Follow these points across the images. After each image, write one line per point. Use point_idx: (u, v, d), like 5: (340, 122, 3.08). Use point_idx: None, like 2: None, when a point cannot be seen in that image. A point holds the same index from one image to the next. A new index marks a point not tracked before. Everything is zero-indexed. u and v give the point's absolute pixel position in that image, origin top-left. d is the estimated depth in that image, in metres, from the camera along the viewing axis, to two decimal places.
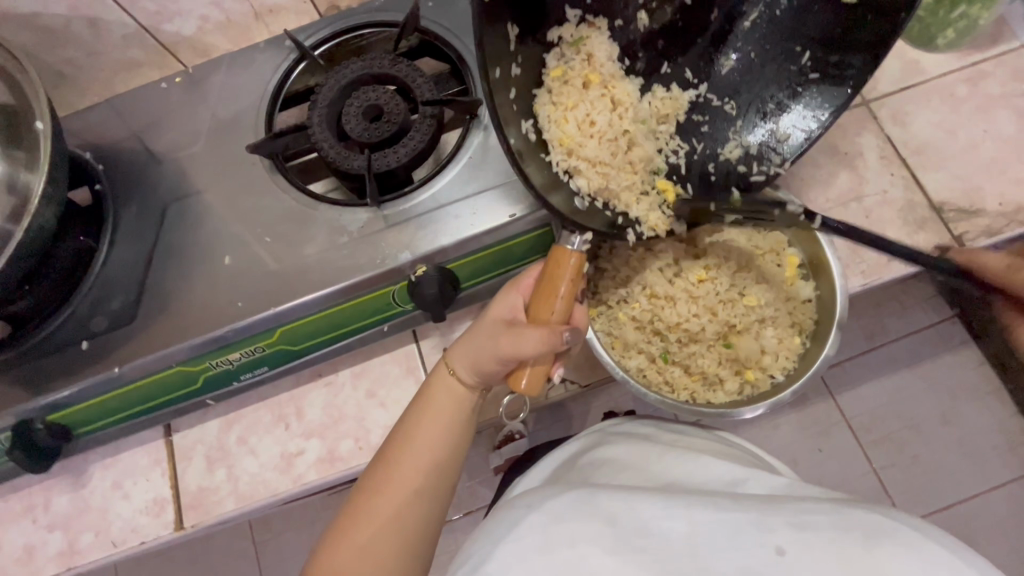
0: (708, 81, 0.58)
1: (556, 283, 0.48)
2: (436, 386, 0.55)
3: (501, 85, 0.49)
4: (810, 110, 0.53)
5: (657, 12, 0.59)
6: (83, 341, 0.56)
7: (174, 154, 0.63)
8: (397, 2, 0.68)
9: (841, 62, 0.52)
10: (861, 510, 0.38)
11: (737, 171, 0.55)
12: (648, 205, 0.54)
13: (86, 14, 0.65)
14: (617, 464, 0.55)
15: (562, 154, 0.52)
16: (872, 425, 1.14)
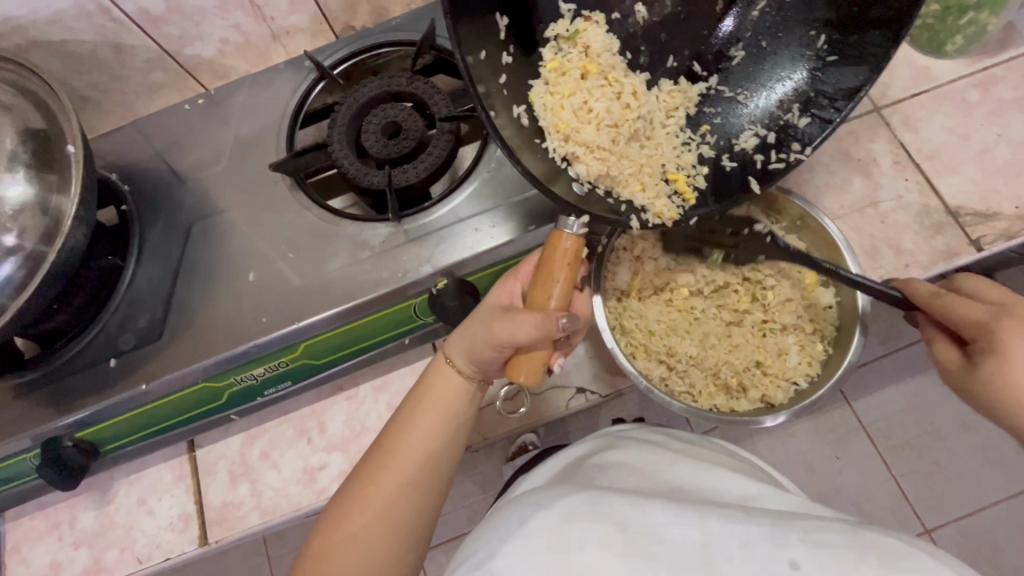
0: (718, 74, 0.58)
1: (553, 267, 0.48)
2: (433, 377, 0.55)
3: (484, 69, 0.49)
4: (829, 90, 0.53)
5: (655, 6, 0.59)
6: (111, 358, 0.57)
7: (198, 174, 0.65)
8: (411, 21, 0.69)
9: (861, 41, 0.52)
10: (877, 533, 0.39)
11: (754, 159, 0.55)
12: (654, 193, 0.54)
13: (111, 40, 0.67)
14: (624, 467, 0.55)
15: (558, 140, 0.52)
16: (891, 432, 1.12)
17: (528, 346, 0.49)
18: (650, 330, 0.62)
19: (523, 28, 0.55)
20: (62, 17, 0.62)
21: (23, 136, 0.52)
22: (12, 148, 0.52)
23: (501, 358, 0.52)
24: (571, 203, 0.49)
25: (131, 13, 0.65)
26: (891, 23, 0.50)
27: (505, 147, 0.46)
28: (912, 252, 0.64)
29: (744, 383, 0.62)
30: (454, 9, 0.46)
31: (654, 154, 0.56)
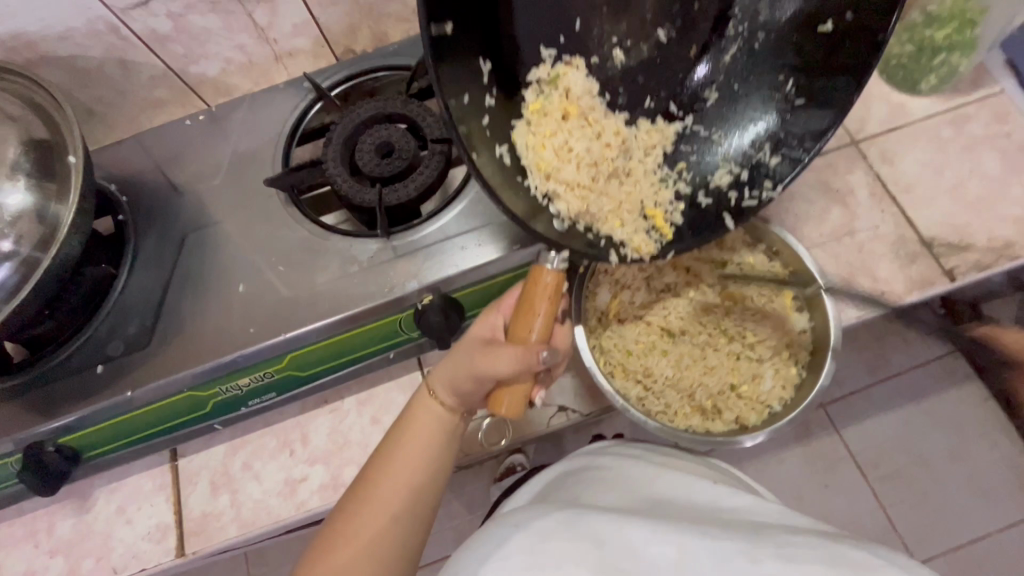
0: (694, 114, 0.61)
1: (534, 300, 0.49)
2: (418, 408, 0.56)
3: (468, 112, 0.51)
4: (800, 131, 0.56)
5: (632, 50, 0.61)
6: (98, 365, 0.58)
7: (195, 186, 0.67)
8: (408, 47, 0.73)
9: (826, 87, 0.55)
10: (853, 547, 0.40)
11: (728, 197, 0.57)
12: (633, 228, 0.55)
13: (119, 57, 0.69)
14: (605, 483, 0.56)
15: (540, 179, 0.54)
16: (879, 461, 1.13)
17: (509, 378, 0.49)
18: (627, 350, 0.63)
19: (505, 69, 0.56)
20: (73, 34, 0.65)
21: (27, 146, 0.54)
22: (15, 157, 0.54)
23: (484, 390, 0.52)
24: (548, 236, 0.50)
25: (140, 32, 0.67)
26: (854, 70, 0.54)
27: (484, 185, 0.47)
28: (888, 281, 0.66)
29: (719, 405, 0.63)
30: (436, 55, 0.47)
31: (632, 190, 0.57)
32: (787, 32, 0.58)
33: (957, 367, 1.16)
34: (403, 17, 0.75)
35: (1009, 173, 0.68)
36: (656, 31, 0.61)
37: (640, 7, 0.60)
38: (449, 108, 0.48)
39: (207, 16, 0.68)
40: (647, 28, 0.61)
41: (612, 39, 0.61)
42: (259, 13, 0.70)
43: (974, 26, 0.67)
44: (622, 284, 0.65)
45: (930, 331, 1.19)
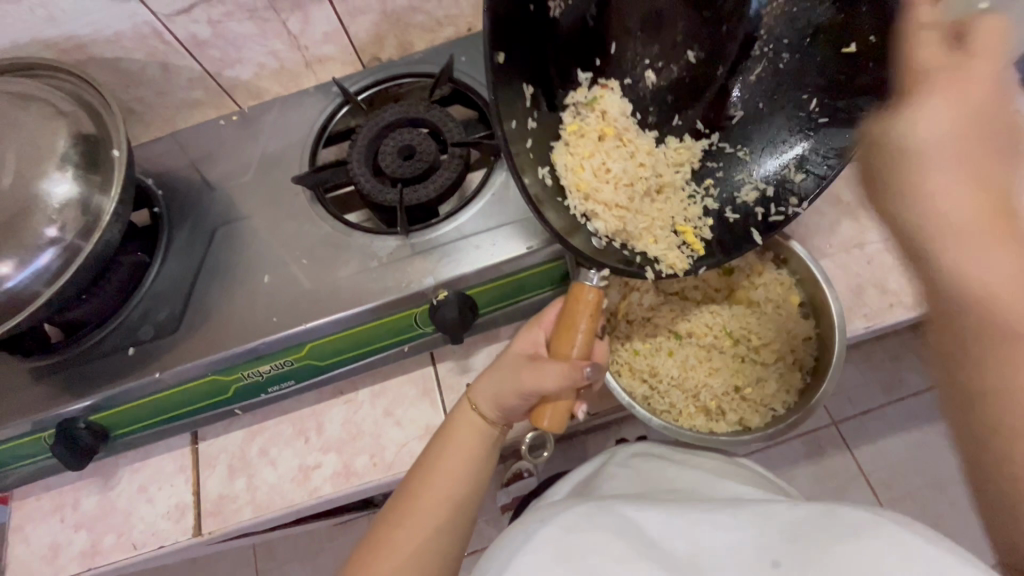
0: (719, 131, 0.63)
1: (575, 317, 0.52)
2: (458, 420, 0.59)
3: (517, 136, 0.53)
4: (823, 149, 0.58)
5: (663, 71, 0.63)
6: (130, 347, 0.61)
7: (226, 183, 0.70)
8: (433, 56, 0.76)
9: (850, 106, 0.56)
10: (849, 509, 0.42)
11: (755, 212, 0.60)
12: (666, 244, 0.58)
13: (160, 59, 0.73)
14: (629, 481, 0.60)
15: (579, 198, 0.56)
16: (892, 481, 1.11)
17: (554, 394, 0.52)
18: (634, 350, 0.65)
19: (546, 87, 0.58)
20: (120, 37, 0.69)
21: (75, 139, 0.58)
22: (64, 149, 0.57)
23: (527, 405, 0.55)
24: (588, 256, 0.52)
25: (181, 37, 0.71)
26: (875, 91, 0.55)
27: (532, 206, 0.49)
28: (897, 293, 0.66)
29: (723, 406, 0.64)
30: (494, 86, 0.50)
31: (663, 205, 0.61)
32: (811, 53, 0.59)
33: None
34: (428, 28, 0.80)
35: None
36: (686, 53, 0.63)
37: (671, 29, 0.62)
38: (503, 131, 0.50)
39: (244, 23, 0.72)
40: (678, 49, 0.63)
41: (643, 63, 0.63)
42: (292, 21, 0.74)
43: None
44: (632, 286, 0.65)
45: None
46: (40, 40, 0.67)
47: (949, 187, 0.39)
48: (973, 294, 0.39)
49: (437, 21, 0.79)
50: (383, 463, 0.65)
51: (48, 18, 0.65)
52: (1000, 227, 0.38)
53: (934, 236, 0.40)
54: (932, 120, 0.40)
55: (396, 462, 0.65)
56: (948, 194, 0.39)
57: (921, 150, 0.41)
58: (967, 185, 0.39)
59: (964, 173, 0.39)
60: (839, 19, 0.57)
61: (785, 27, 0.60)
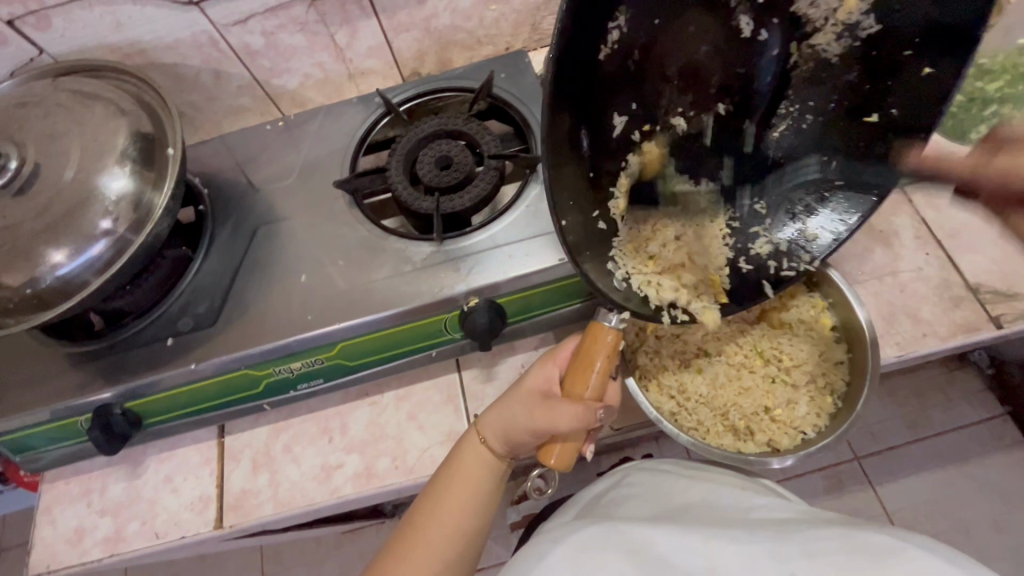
0: (741, 182, 0.64)
1: (595, 359, 0.54)
2: (465, 450, 0.59)
3: (562, 185, 0.52)
4: (838, 214, 0.61)
5: (694, 120, 0.62)
6: (169, 338, 0.63)
7: (269, 185, 0.73)
8: (472, 72, 0.78)
9: (866, 172, 0.59)
10: (871, 532, 0.44)
11: (768, 265, 0.62)
12: (692, 292, 0.60)
13: (214, 66, 0.77)
14: (636, 500, 0.62)
15: (627, 252, 0.58)
16: (917, 523, 1.07)
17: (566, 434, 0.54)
18: (662, 364, 0.65)
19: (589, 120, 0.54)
20: (178, 44, 0.73)
21: (134, 138, 0.60)
22: (123, 146, 0.60)
23: (537, 441, 0.57)
24: (618, 301, 0.54)
25: (235, 46, 0.75)
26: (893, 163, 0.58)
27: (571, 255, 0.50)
28: (931, 323, 0.65)
29: (752, 427, 0.63)
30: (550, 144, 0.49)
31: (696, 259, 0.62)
32: (836, 118, 0.60)
33: (1005, 432, 1.11)
34: (468, 45, 0.83)
35: None
36: (716, 104, 0.62)
37: (708, 78, 0.60)
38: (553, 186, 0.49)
39: (294, 35, 0.76)
40: (710, 99, 0.61)
41: (676, 110, 0.61)
42: (340, 34, 0.77)
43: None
44: None
45: (976, 392, 1.15)
46: (105, 44, 0.71)
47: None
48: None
49: (476, 39, 0.83)
50: (405, 466, 0.66)
51: (115, 24, 0.69)
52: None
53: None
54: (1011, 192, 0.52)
55: (417, 466, 0.66)
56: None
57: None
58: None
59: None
60: (866, 88, 0.58)
61: (813, 90, 0.61)
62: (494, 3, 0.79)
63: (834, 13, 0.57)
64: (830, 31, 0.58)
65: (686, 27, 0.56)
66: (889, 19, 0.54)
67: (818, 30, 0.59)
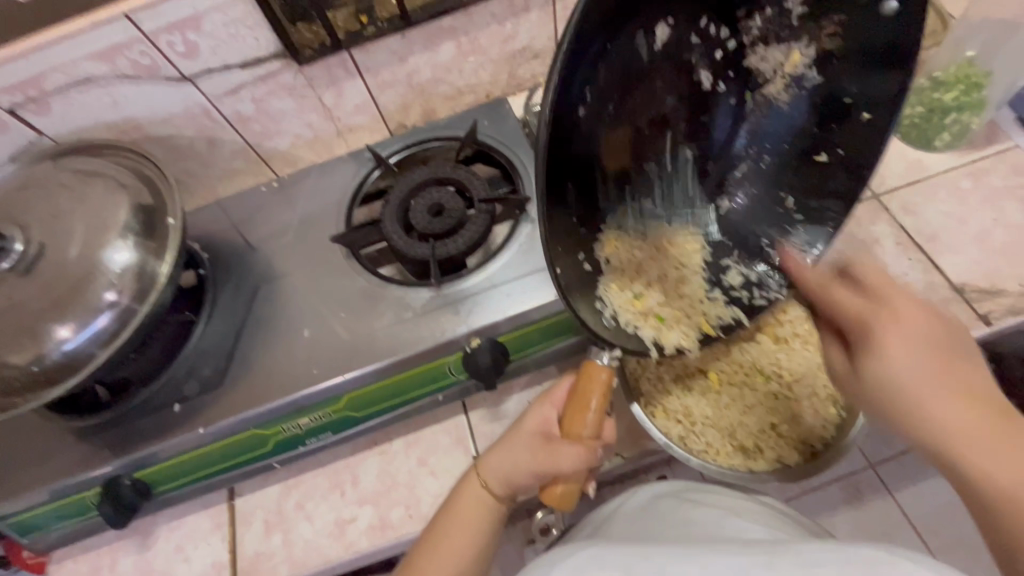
0: (711, 221, 0.66)
1: (591, 398, 0.55)
2: (465, 493, 0.60)
3: (567, 244, 0.54)
4: (801, 246, 0.65)
5: (665, 165, 0.61)
6: (176, 404, 0.63)
7: (267, 244, 0.74)
8: (457, 121, 0.82)
9: (822, 207, 0.64)
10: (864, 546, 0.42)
11: (742, 296, 0.65)
12: (678, 326, 0.63)
13: (208, 134, 0.80)
14: (639, 523, 0.62)
15: (615, 293, 0.59)
16: (940, 529, 1.06)
17: (566, 473, 0.55)
18: (667, 390, 0.66)
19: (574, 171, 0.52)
20: (173, 117, 0.76)
21: (135, 211, 0.62)
22: (125, 220, 0.61)
23: (537, 482, 0.58)
24: (611, 340, 0.56)
25: (227, 115, 0.78)
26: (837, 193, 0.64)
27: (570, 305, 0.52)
28: None
29: (760, 444, 0.64)
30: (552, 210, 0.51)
31: (682, 296, 0.64)
32: (789, 158, 0.64)
33: None
34: (450, 96, 0.87)
35: None
36: (684, 150, 0.61)
37: (675, 128, 0.59)
38: (554, 273, 0.51)
39: (284, 100, 0.79)
40: (679, 145, 0.60)
41: (646, 159, 0.59)
42: (327, 95, 0.81)
43: (980, 88, 0.73)
44: None
45: None
46: (102, 123, 0.74)
47: (925, 377, 0.46)
48: (914, 411, 0.46)
49: (458, 89, 0.87)
50: (420, 514, 0.66)
51: (112, 103, 0.72)
52: (954, 388, 0.45)
53: (902, 395, 0.47)
54: (852, 302, 0.50)
55: (432, 513, 0.65)
56: (919, 373, 0.46)
57: (864, 320, 0.49)
58: (936, 382, 0.45)
59: (944, 387, 0.45)
60: (814, 131, 0.62)
61: (767, 133, 0.63)
62: (472, 56, 0.83)
63: (781, 67, 0.59)
64: (776, 81, 0.60)
65: (653, 83, 0.54)
66: (828, 71, 0.58)
67: (768, 81, 0.60)
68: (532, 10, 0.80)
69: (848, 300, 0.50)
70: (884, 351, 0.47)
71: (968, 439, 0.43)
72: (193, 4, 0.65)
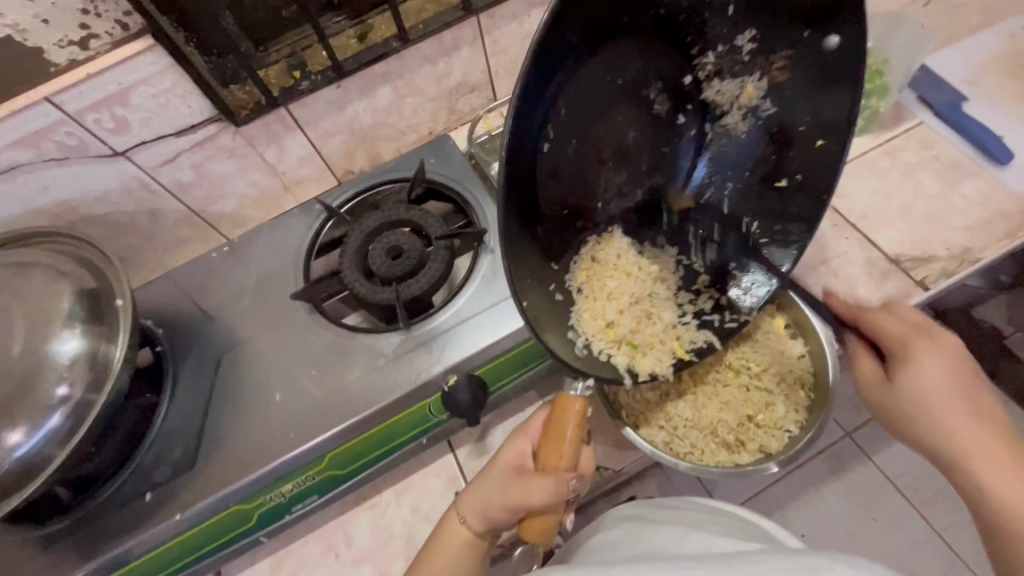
0: (677, 245, 0.69)
1: (565, 429, 0.55)
2: (446, 532, 0.61)
3: (529, 288, 0.55)
4: (768, 270, 0.66)
5: (629, 195, 0.64)
6: (146, 493, 0.60)
7: (224, 310, 0.72)
8: (403, 161, 0.82)
9: (784, 229, 0.66)
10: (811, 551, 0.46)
11: (712, 319, 0.67)
12: (655, 355, 0.64)
13: (148, 207, 0.78)
14: (609, 545, 0.66)
15: (588, 322, 0.61)
16: (919, 484, 1.12)
17: (541, 507, 0.54)
18: (645, 400, 0.67)
19: (530, 208, 0.53)
20: (109, 193, 0.74)
21: (80, 297, 0.59)
22: (69, 308, 0.58)
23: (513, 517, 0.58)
24: (584, 369, 0.57)
25: (167, 184, 0.77)
26: (803, 219, 0.65)
27: (542, 343, 0.53)
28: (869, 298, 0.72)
29: (741, 437, 0.66)
30: (513, 257, 0.52)
31: (655, 321, 0.65)
32: (751, 185, 0.67)
33: None
34: (393, 137, 0.88)
35: (947, 190, 0.77)
36: (649, 179, 0.65)
37: (638, 160, 0.63)
38: (523, 306, 0.53)
39: (225, 162, 0.78)
40: (644, 175, 0.65)
41: (612, 190, 0.63)
42: (269, 152, 0.80)
43: (880, 75, 0.82)
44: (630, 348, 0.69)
45: None
46: (33, 209, 0.71)
47: (935, 383, 0.54)
48: (996, 506, 0.50)
49: (399, 130, 0.88)
50: None
51: (41, 188, 0.69)
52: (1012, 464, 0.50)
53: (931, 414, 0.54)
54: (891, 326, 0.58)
55: None
56: (930, 387, 0.54)
57: (907, 344, 0.56)
58: (958, 411, 0.54)
59: (952, 396, 0.54)
60: (773, 158, 0.65)
61: (729, 162, 0.67)
62: (409, 97, 0.85)
63: (737, 99, 0.63)
64: (735, 111, 0.65)
65: (615, 119, 0.58)
66: (780, 100, 0.62)
67: (726, 112, 0.65)
68: (462, 47, 0.83)
69: (890, 323, 0.58)
70: (919, 365, 0.55)
71: (994, 463, 0.51)
72: (117, 80, 0.63)
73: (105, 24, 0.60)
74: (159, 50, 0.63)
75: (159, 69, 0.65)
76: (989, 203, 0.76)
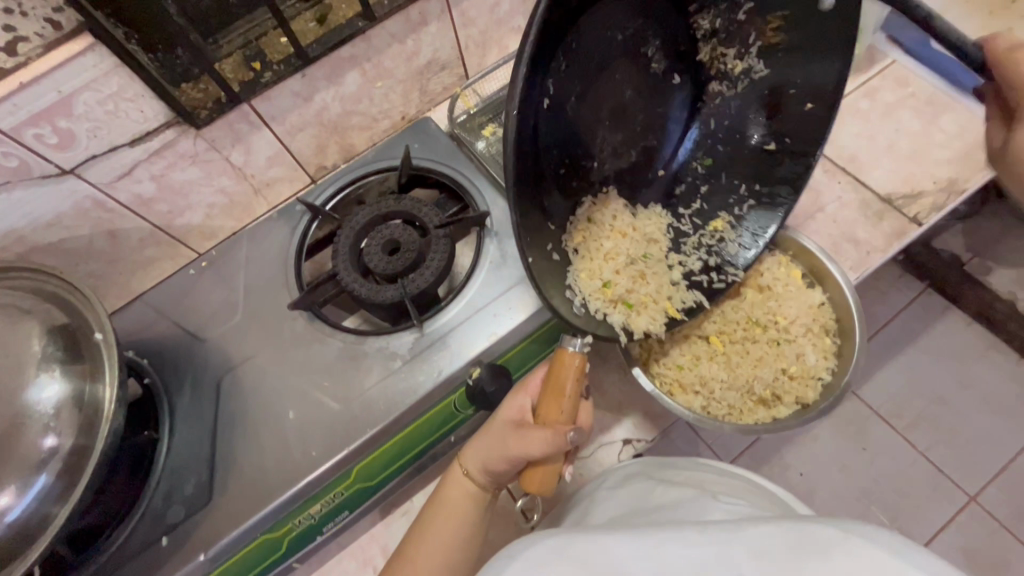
0: (667, 207, 0.68)
1: (566, 384, 0.55)
2: (450, 485, 0.62)
3: (535, 258, 0.54)
4: (755, 231, 0.67)
5: (622, 155, 0.63)
6: (162, 537, 0.55)
7: (214, 330, 0.66)
8: (384, 150, 0.77)
9: (771, 193, 0.66)
10: (814, 525, 0.46)
11: (701, 280, 0.68)
12: (647, 313, 0.63)
13: (107, 228, 0.71)
14: (614, 503, 0.66)
15: (586, 283, 0.60)
16: (901, 411, 1.18)
17: (541, 458, 0.55)
18: (678, 366, 0.69)
19: (528, 172, 0.51)
20: (62, 217, 0.66)
21: (52, 335, 0.53)
22: (42, 349, 0.52)
23: (514, 468, 0.58)
24: (582, 328, 0.57)
25: (126, 201, 0.69)
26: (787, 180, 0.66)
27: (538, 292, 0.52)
28: (869, 240, 0.73)
29: (777, 392, 0.68)
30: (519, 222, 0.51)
31: (647, 282, 0.64)
32: (734, 154, 0.67)
33: (933, 303, 1.25)
34: (366, 125, 0.83)
35: (927, 127, 0.79)
36: (643, 141, 0.63)
37: (633, 120, 0.61)
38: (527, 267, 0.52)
39: (188, 169, 0.71)
40: (637, 136, 0.62)
41: (607, 149, 0.61)
42: (235, 155, 0.74)
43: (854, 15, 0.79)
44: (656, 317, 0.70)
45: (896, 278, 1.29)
46: None
47: None
48: None
49: (371, 117, 0.83)
50: None
51: None
52: None
53: None
54: None
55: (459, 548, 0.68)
56: None
57: None
58: None
59: None
60: (765, 122, 0.64)
61: (720, 126, 0.66)
62: (379, 81, 0.79)
63: (730, 65, 0.62)
64: (729, 75, 0.63)
65: (613, 77, 0.56)
66: (772, 64, 0.60)
67: (718, 77, 0.64)
68: (430, 23, 0.78)
69: None
70: None
71: None
72: (57, 87, 0.56)
73: (34, 24, 0.53)
74: (101, 50, 0.56)
75: (103, 71, 0.58)
76: (966, 135, 0.78)
